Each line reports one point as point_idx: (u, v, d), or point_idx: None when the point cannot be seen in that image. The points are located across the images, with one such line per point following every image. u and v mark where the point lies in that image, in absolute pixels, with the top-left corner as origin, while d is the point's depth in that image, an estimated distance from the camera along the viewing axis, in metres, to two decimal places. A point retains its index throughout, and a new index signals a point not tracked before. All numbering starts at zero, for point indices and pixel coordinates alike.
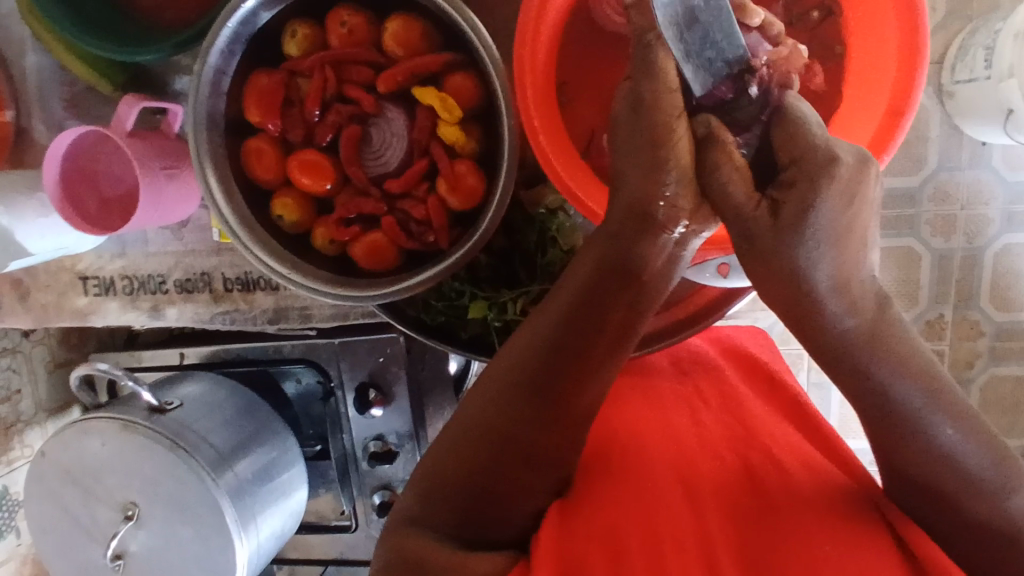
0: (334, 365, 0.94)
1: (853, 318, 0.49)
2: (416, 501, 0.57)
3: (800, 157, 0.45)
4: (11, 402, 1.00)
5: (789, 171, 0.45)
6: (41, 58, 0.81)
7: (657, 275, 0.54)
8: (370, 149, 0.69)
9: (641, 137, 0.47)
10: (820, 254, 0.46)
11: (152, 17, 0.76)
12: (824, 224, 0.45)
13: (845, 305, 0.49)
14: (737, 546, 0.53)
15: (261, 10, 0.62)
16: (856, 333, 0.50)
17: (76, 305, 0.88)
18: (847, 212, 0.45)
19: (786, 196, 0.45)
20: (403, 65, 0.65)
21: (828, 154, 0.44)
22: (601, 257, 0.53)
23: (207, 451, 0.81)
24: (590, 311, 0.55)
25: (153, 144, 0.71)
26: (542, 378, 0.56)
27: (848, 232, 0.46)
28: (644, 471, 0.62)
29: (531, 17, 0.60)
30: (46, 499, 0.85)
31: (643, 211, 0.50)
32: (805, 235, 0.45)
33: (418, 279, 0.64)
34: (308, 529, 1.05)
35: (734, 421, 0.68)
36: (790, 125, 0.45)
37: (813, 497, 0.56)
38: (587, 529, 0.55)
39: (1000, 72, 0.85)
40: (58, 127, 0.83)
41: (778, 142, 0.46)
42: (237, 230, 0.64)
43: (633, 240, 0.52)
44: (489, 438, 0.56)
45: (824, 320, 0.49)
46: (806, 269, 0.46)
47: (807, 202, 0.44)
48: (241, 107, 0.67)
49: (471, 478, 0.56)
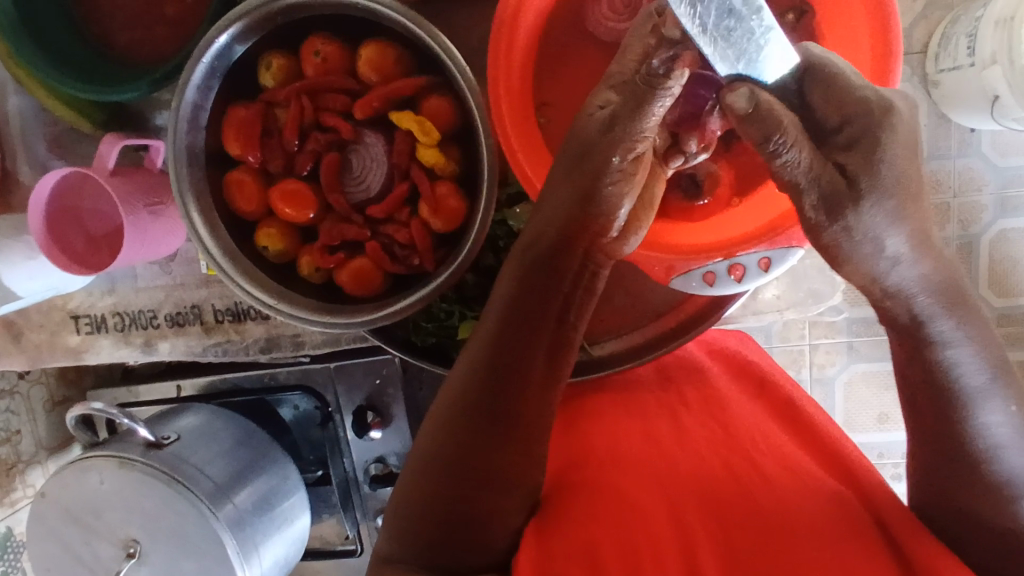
0: (331, 389, 0.94)
1: (914, 262, 0.46)
2: (390, 542, 0.55)
3: (848, 114, 0.44)
4: (11, 443, 1.00)
5: (845, 131, 0.44)
6: (24, 101, 0.81)
7: (580, 282, 0.55)
8: (351, 175, 0.69)
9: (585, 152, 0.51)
10: (885, 213, 0.43)
11: (130, 55, 0.76)
12: (892, 175, 0.43)
13: (913, 262, 0.46)
14: (720, 556, 0.52)
15: (235, 43, 0.63)
16: (928, 294, 0.47)
17: (69, 343, 0.88)
18: (908, 163, 0.44)
19: (850, 158, 0.44)
20: (379, 91, 0.65)
21: (863, 99, 0.43)
22: (525, 270, 0.55)
23: (205, 483, 0.81)
24: (519, 329, 0.55)
25: (136, 182, 0.71)
26: (484, 396, 0.55)
27: (909, 190, 0.44)
28: (628, 483, 0.61)
29: (502, 37, 0.60)
30: (48, 540, 0.84)
31: (579, 226, 0.53)
32: (875, 186, 0.43)
33: (404, 304, 0.64)
34: (314, 555, 1.05)
35: (719, 426, 0.68)
36: (834, 84, 0.44)
37: (808, 505, 0.56)
38: (565, 543, 0.53)
39: (983, 60, 0.85)
40: (43, 168, 0.83)
41: (821, 95, 0.44)
42: (221, 262, 0.64)
43: (568, 252, 0.54)
44: (444, 464, 0.54)
45: (894, 287, 0.47)
46: (879, 233, 0.44)
47: (875, 155, 0.43)
48: (220, 141, 0.67)
49: (430, 514, 0.53)
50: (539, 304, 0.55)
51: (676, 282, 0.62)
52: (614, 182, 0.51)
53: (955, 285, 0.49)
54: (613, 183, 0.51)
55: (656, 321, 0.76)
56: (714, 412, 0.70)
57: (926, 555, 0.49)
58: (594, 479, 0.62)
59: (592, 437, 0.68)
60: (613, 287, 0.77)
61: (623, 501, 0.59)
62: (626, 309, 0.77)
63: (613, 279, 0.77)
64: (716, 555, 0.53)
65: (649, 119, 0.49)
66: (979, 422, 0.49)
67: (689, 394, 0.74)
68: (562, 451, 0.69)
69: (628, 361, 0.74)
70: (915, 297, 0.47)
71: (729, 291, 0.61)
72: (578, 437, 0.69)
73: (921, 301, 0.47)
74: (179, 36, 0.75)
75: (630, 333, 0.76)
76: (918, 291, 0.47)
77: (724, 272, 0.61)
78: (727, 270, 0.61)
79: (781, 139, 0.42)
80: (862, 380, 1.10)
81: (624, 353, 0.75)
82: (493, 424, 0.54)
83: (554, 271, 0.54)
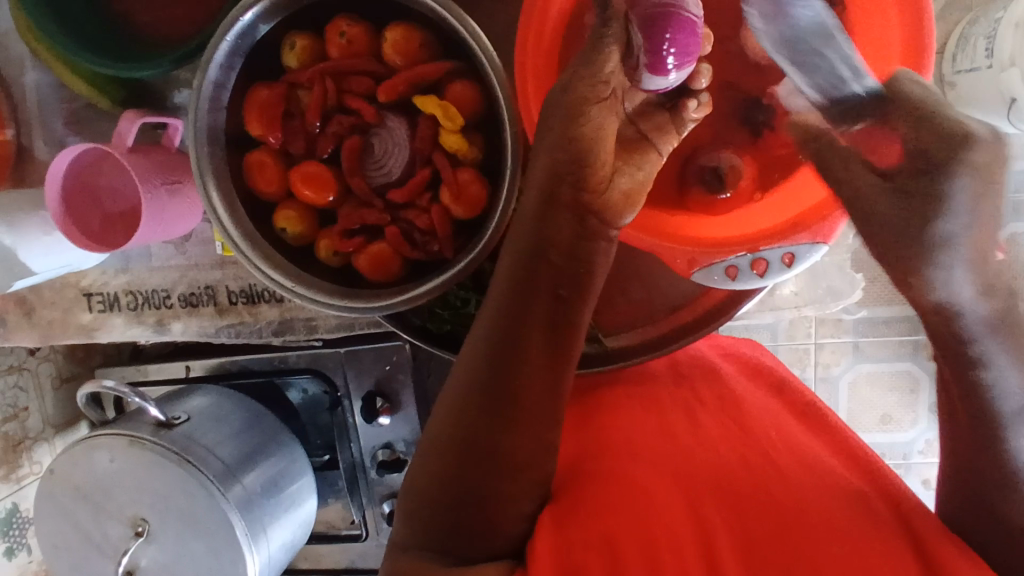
0: (341, 374, 0.94)
1: (983, 300, 0.45)
2: (404, 527, 0.55)
3: (931, 145, 0.43)
4: (19, 419, 1.00)
5: (923, 161, 0.44)
6: (41, 76, 0.81)
7: (572, 251, 0.55)
8: (372, 159, 0.69)
9: (560, 110, 0.53)
10: (963, 234, 0.43)
11: (150, 32, 0.76)
12: (962, 204, 0.43)
13: (975, 293, 0.45)
14: (737, 545, 0.52)
15: (260, 22, 0.62)
16: (988, 322, 0.46)
17: (81, 321, 0.88)
18: (986, 202, 0.42)
19: (930, 184, 0.43)
20: (404, 74, 0.64)
21: (959, 132, 0.42)
22: (517, 246, 0.56)
23: (215, 465, 0.81)
24: (513, 306, 0.56)
25: (155, 160, 0.71)
26: (500, 387, 0.55)
27: (982, 223, 0.43)
28: (643, 474, 0.61)
29: (533, 20, 0.60)
30: (57, 517, 0.85)
31: (560, 184, 0.54)
32: (933, 223, 0.44)
33: (423, 289, 0.64)
34: (319, 539, 1.05)
35: (733, 420, 0.68)
36: (928, 120, 0.44)
37: (823, 498, 0.56)
38: (583, 533, 0.53)
39: (1001, 62, 0.85)
40: (59, 144, 0.82)
41: (921, 132, 0.44)
42: (240, 242, 0.64)
43: (553, 217, 0.55)
44: (461, 452, 0.55)
45: (947, 316, 0.46)
46: (947, 255, 0.44)
47: (945, 188, 0.43)
48: (241, 120, 0.67)
49: (445, 502, 0.54)
50: (531, 268, 0.55)
51: (697, 274, 0.61)
52: (590, 138, 0.53)
53: (1010, 304, 0.46)
54: (585, 130, 0.53)
55: (671, 315, 0.75)
56: (727, 407, 0.70)
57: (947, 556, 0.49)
58: (609, 471, 0.62)
59: (604, 430, 0.68)
60: (628, 279, 0.77)
61: (638, 491, 0.59)
62: (641, 302, 0.77)
63: (628, 272, 0.77)
64: (734, 543, 0.53)
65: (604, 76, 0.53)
66: (1013, 445, 0.49)
67: (700, 388, 0.74)
68: (572, 442, 0.69)
69: (641, 356, 0.74)
70: (977, 318, 0.46)
71: (751, 285, 0.61)
72: (591, 428, 0.69)
73: (976, 322, 0.46)
74: (200, 15, 0.75)
75: (645, 326, 0.76)
76: (981, 308, 0.45)
77: (747, 266, 0.61)
78: (749, 265, 0.61)
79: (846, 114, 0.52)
80: (868, 380, 1.11)
81: (639, 347, 0.75)
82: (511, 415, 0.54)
83: (544, 234, 0.55)
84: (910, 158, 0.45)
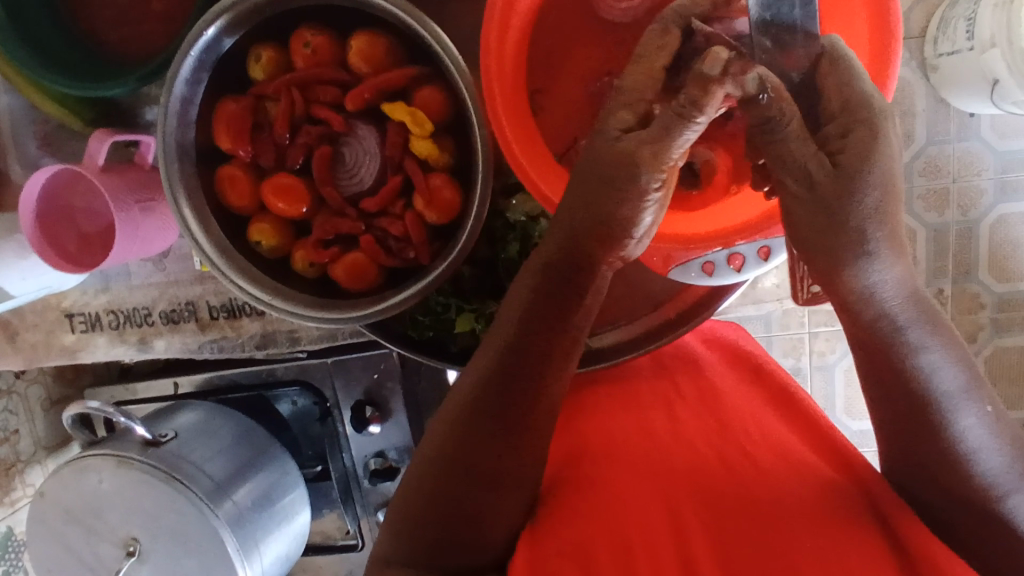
0: (329, 384, 0.94)
1: (896, 270, 0.48)
2: (388, 543, 0.55)
3: (846, 102, 0.45)
4: (10, 443, 1.00)
5: (840, 122, 0.46)
6: (12, 98, 0.80)
7: (596, 293, 0.54)
8: (343, 168, 0.68)
9: (621, 170, 0.48)
10: (870, 206, 0.45)
11: (117, 50, 0.75)
12: (878, 172, 0.45)
13: (887, 263, 0.47)
14: (714, 551, 0.53)
15: (223, 36, 0.62)
16: (897, 295, 0.48)
17: (64, 342, 0.87)
18: (891, 165, 0.45)
19: (850, 143, 0.45)
20: (370, 82, 0.64)
21: (867, 94, 0.45)
22: (540, 283, 0.53)
23: (203, 481, 0.80)
24: (532, 340, 0.54)
25: (127, 178, 0.70)
26: (473, 395, 0.55)
27: (892, 193, 0.46)
28: (622, 478, 0.61)
29: (496, 21, 0.59)
30: (48, 539, 0.84)
31: (604, 242, 0.51)
32: (861, 184, 0.45)
33: (401, 297, 0.63)
34: (316, 550, 1.05)
35: (712, 416, 0.67)
36: (846, 70, 0.45)
37: (801, 497, 0.56)
38: (559, 545, 0.54)
39: (982, 43, 0.85)
40: (34, 166, 0.82)
41: (825, 85, 0.46)
42: (214, 259, 0.63)
43: (584, 267, 0.53)
44: (439, 462, 0.54)
45: (869, 292, 0.48)
46: (865, 226, 0.46)
47: (864, 149, 0.45)
48: (210, 135, 0.67)
49: (426, 512, 0.53)
50: (558, 308, 0.53)
51: (674, 272, 0.63)
52: (637, 206, 0.49)
53: (921, 293, 0.50)
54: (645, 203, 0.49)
55: (654, 311, 0.75)
56: (709, 403, 0.70)
57: (925, 552, 0.49)
58: (589, 477, 0.62)
59: (586, 433, 0.68)
60: (612, 278, 0.76)
61: (617, 499, 0.59)
62: (624, 300, 0.76)
63: (610, 270, 0.76)
64: (710, 549, 0.53)
65: (675, 152, 0.47)
66: (957, 424, 0.49)
67: (681, 381, 0.74)
68: (556, 448, 0.69)
69: (625, 353, 0.74)
70: (891, 300, 0.48)
71: (730, 281, 0.62)
72: (573, 432, 0.69)
73: (893, 305, 0.48)
74: (168, 30, 0.74)
75: (629, 324, 0.75)
76: (892, 293, 0.48)
77: (723, 262, 0.62)
78: (726, 260, 0.62)
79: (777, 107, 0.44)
80: None
81: (623, 345, 0.74)
82: (489, 421, 0.54)
83: (571, 279, 0.53)
84: (841, 116, 0.46)
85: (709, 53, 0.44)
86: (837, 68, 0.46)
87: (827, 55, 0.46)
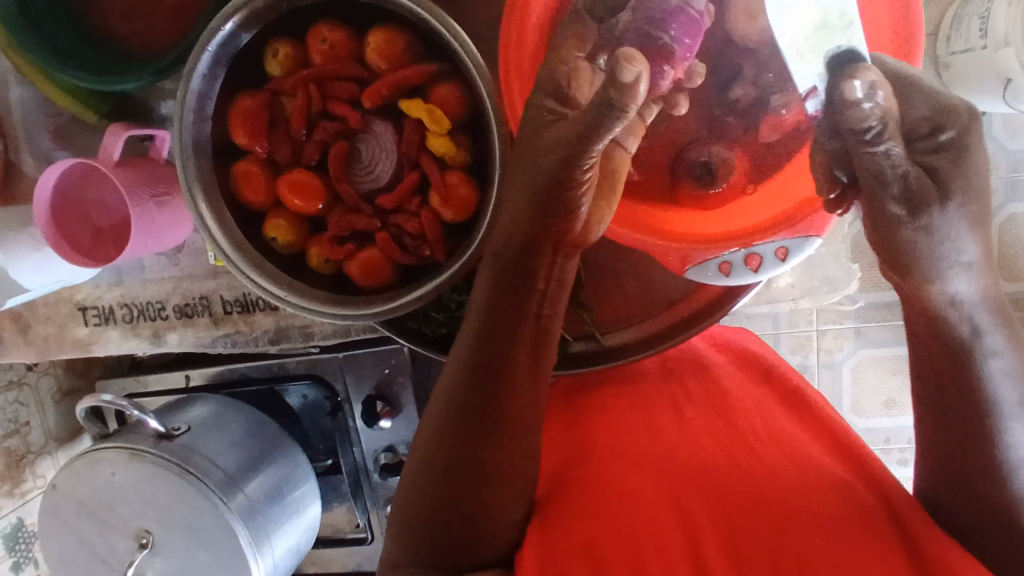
0: (340, 379, 0.94)
1: (980, 281, 0.47)
2: (399, 540, 0.56)
3: (936, 116, 0.43)
4: (20, 434, 1.00)
5: (933, 131, 0.44)
6: (25, 91, 0.80)
7: (553, 280, 0.55)
8: (359, 165, 0.68)
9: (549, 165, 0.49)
10: (963, 220, 0.44)
11: (131, 44, 0.75)
12: (973, 189, 0.44)
13: (975, 277, 0.46)
14: (723, 550, 0.54)
15: (241, 31, 0.61)
16: (984, 302, 0.47)
17: (77, 336, 0.87)
18: (981, 173, 0.45)
19: (939, 161, 0.43)
20: (388, 79, 0.64)
21: (950, 103, 0.44)
22: (495, 269, 0.55)
23: (216, 475, 0.81)
24: (499, 331, 0.55)
25: (141, 173, 0.70)
26: (478, 398, 0.55)
27: (981, 198, 0.45)
28: (628, 478, 0.61)
29: (516, 15, 0.59)
30: (61, 531, 0.85)
31: (547, 224, 0.52)
32: (953, 199, 0.44)
33: (416, 295, 0.63)
34: (324, 543, 1.05)
35: (718, 416, 0.68)
36: (919, 86, 0.44)
37: (807, 496, 0.57)
38: (568, 545, 0.54)
39: (995, 41, 0.84)
40: (47, 159, 0.82)
41: (902, 93, 0.44)
42: (231, 254, 0.63)
43: (536, 254, 0.53)
44: (448, 463, 0.55)
45: (956, 308, 0.47)
46: (956, 239, 0.45)
47: (961, 160, 0.43)
48: (226, 131, 0.67)
49: (436, 509, 0.54)
50: (516, 301, 0.54)
51: (690, 272, 0.63)
52: (572, 189, 0.50)
53: (1001, 307, 0.49)
54: (579, 185, 0.50)
55: (668, 310, 0.75)
56: (715, 401, 0.70)
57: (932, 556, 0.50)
58: (595, 477, 0.62)
59: (596, 433, 0.68)
60: (624, 277, 0.76)
61: (626, 499, 0.59)
62: (637, 298, 0.76)
63: (623, 268, 0.76)
64: (718, 547, 0.54)
65: (601, 141, 0.46)
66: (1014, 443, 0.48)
67: (689, 382, 0.74)
68: (567, 446, 0.69)
69: (638, 351, 0.74)
70: (978, 314, 0.47)
71: (746, 281, 0.62)
72: (580, 432, 0.70)
73: (981, 315, 0.47)
74: (182, 24, 0.74)
75: (641, 324, 0.75)
76: (980, 304, 0.47)
77: (740, 262, 0.61)
78: (743, 260, 0.61)
79: (879, 130, 0.41)
80: (870, 366, 1.10)
81: (636, 343, 0.75)
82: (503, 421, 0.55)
83: (523, 268, 0.54)
84: (954, 133, 0.44)
85: (619, 57, 0.40)
86: (904, 84, 0.45)
87: (892, 70, 0.45)
